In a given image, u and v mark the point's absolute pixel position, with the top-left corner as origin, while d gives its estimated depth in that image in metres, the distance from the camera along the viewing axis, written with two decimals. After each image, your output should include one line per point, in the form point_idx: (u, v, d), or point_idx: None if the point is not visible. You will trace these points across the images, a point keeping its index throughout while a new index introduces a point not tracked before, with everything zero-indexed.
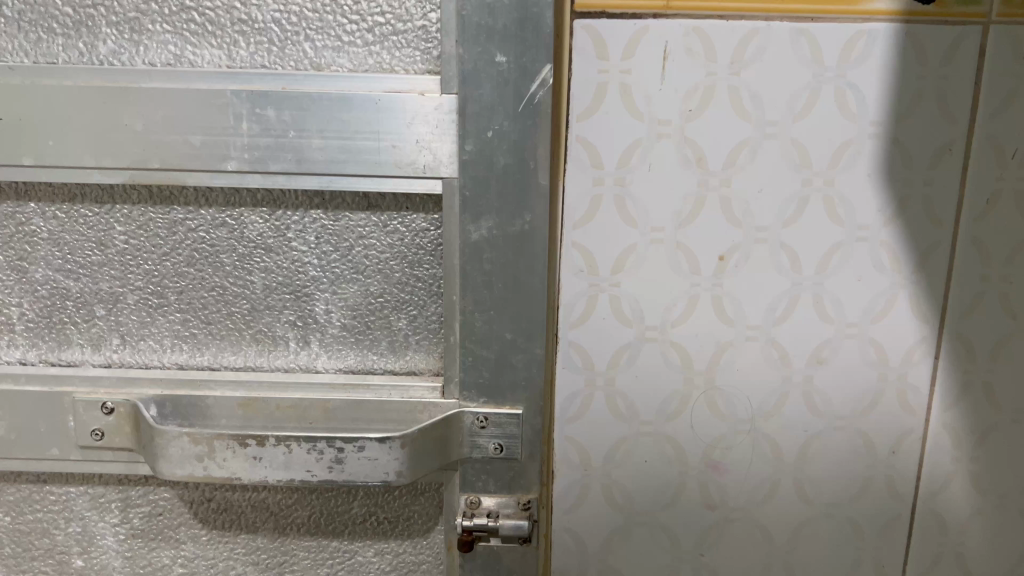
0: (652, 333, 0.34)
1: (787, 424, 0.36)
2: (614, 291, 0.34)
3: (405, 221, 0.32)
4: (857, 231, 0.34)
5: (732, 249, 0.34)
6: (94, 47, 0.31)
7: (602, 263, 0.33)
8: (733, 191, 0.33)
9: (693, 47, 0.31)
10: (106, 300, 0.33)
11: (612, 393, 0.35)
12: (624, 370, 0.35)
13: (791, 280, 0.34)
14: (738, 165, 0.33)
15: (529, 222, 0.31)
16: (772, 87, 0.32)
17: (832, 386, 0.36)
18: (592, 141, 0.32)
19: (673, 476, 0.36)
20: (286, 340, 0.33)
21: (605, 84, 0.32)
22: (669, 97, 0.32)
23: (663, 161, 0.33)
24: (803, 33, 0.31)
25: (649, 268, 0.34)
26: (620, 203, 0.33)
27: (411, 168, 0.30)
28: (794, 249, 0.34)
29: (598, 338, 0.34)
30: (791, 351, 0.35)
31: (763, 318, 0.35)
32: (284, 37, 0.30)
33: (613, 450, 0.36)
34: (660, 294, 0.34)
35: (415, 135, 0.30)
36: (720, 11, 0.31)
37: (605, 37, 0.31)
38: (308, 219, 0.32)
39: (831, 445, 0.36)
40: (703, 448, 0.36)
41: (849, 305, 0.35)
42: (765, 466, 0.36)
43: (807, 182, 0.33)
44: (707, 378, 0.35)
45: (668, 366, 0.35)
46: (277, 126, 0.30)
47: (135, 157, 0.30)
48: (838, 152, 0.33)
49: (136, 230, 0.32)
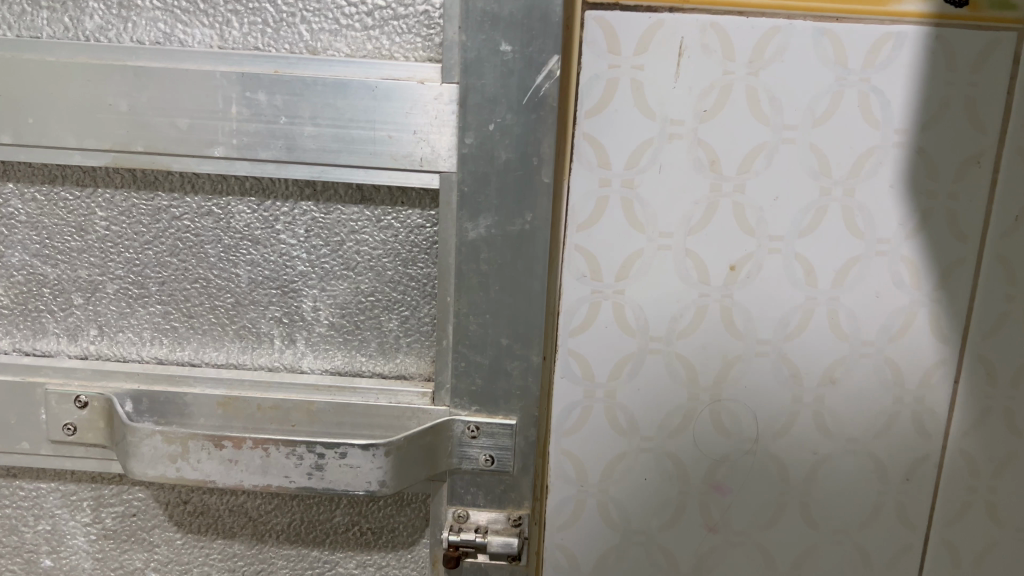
0: (657, 345, 0.33)
1: (796, 446, 0.34)
2: (618, 299, 0.32)
3: (400, 218, 0.30)
4: (876, 244, 0.32)
5: (744, 259, 0.32)
6: (80, 23, 0.29)
7: (606, 268, 0.32)
8: (747, 197, 0.31)
9: (709, 44, 0.30)
10: (84, 288, 0.32)
11: (612, 406, 0.33)
12: (625, 383, 0.33)
13: (805, 293, 0.32)
14: (753, 171, 0.31)
15: (529, 222, 0.29)
16: (792, 89, 0.30)
17: (844, 407, 0.34)
18: (600, 139, 0.30)
19: (673, 495, 0.34)
20: (271, 337, 0.32)
21: (616, 79, 0.30)
22: (682, 96, 0.30)
23: (674, 164, 0.31)
24: (826, 33, 0.30)
25: (655, 275, 0.32)
26: (627, 206, 0.31)
27: (407, 160, 0.29)
28: (808, 261, 0.32)
29: (600, 348, 0.33)
30: (802, 368, 0.33)
31: (774, 332, 0.33)
32: (279, 19, 0.29)
33: (610, 465, 0.34)
34: (666, 303, 0.32)
35: (412, 126, 0.28)
36: (739, 8, 0.29)
37: (618, 31, 0.29)
38: (298, 211, 0.30)
39: (842, 469, 0.34)
40: (706, 467, 0.34)
41: (865, 321, 0.33)
42: (770, 488, 0.34)
43: (825, 191, 0.31)
44: (713, 393, 0.33)
45: (672, 380, 0.33)
46: (268, 111, 0.28)
47: (118, 139, 0.29)
48: (859, 160, 0.31)
49: (117, 216, 0.31)
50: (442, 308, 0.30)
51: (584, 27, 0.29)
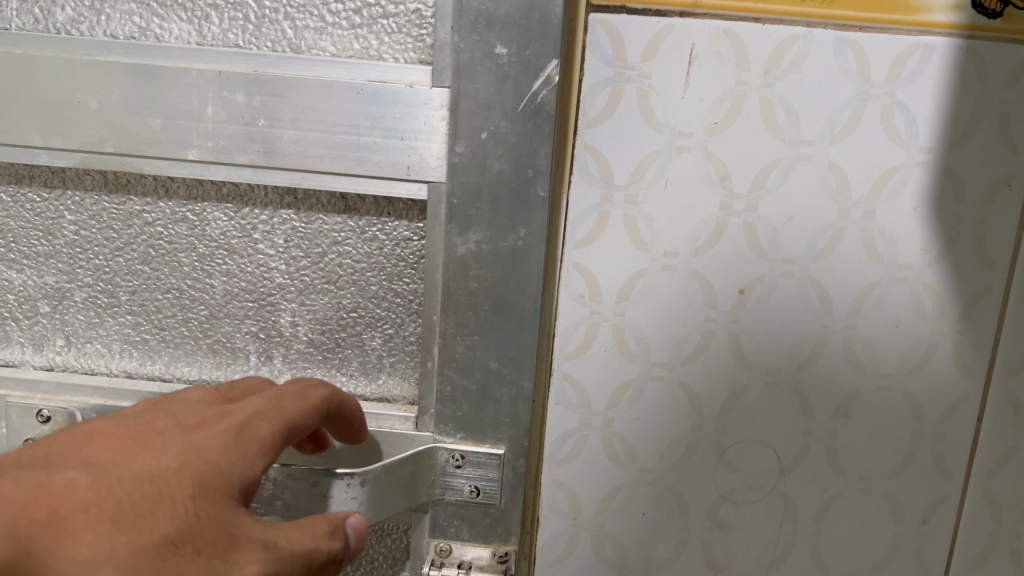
0: (659, 371, 0.31)
1: (807, 482, 0.32)
2: (618, 322, 0.30)
3: (384, 229, 0.28)
4: (897, 269, 0.30)
5: (754, 282, 0.30)
6: (51, 14, 0.28)
7: (606, 289, 0.30)
8: (759, 217, 0.29)
9: (722, 51, 0.28)
10: (51, 296, 0.30)
11: (610, 435, 0.31)
12: (624, 411, 0.31)
13: (818, 320, 0.30)
14: (765, 190, 0.29)
15: (523, 238, 0.27)
16: (810, 102, 0.28)
17: (858, 444, 0.31)
18: (603, 151, 0.28)
19: (673, 532, 0.32)
20: (248, 352, 0.30)
21: (620, 88, 0.28)
22: (692, 107, 0.28)
23: (681, 179, 0.29)
24: (849, 43, 0.28)
25: (658, 297, 0.30)
26: (630, 223, 0.29)
27: (393, 168, 0.27)
28: (823, 286, 0.30)
29: (598, 373, 0.30)
30: (814, 399, 0.31)
31: (785, 361, 0.31)
32: (261, 14, 0.27)
33: (607, 499, 0.32)
34: (670, 328, 0.30)
35: (399, 132, 0.26)
36: (755, 14, 0.27)
37: (624, 35, 0.27)
38: (277, 219, 0.29)
39: (855, 509, 0.32)
40: (709, 503, 0.32)
41: (882, 351, 0.31)
42: (776, 528, 0.32)
43: (843, 212, 0.29)
44: (718, 425, 0.31)
45: (673, 409, 0.31)
46: (245, 113, 0.26)
47: (87, 138, 0.27)
48: (882, 180, 0.29)
49: (87, 220, 0.29)
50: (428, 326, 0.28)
51: (588, 31, 0.27)
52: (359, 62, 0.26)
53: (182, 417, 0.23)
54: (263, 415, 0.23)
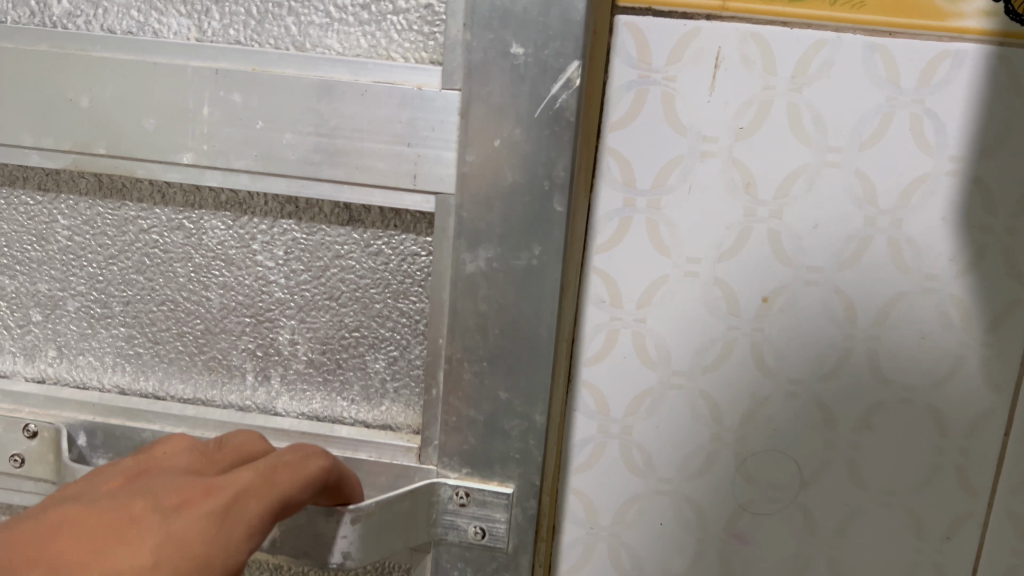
0: (679, 380, 0.29)
1: (828, 500, 0.30)
2: (639, 328, 0.28)
3: (392, 243, 0.27)
4: (924, 280, 0.28)
5: (778, 290, 0.28)
6: (47, 7, 0.26)
7: (626, 294, 0.28)
8: (784, 223, 0.27)
9: (749, 55, 0.26)
10: (44, 304, 0.29)
11: (628, 443, 0.29)
12: (643, 419, 0.29)
13: (842, 332, 0.28)
14: (790, 197, 0.27)
15: (538, 257, 0.25)
16: (840, 107, 0.26)
17: (881, 456, 0.29)
18: (625, 154, 0.27)
19: (689, 542, 0.30)
20: (245, 370, 0.28)
21: (645, 90, 0.26)
22: (716, 111, 0.26)
23: (704, 185, 0.27)
24: (877, 49, 0.26)
25: (678, 307, 0.28)
26: (652, 227, 0.27)
27: (401, 178, 0.25)
28: (848, 296, 0.28)
29: (617, 380, 0.29)
30: (836, 411, 0.29)
31: (807, 372, 0.29)
32: (263, 10, 0.26)
33: (621, 509, 0.30)
34: (688, 337, 0.28)
35: (407, 139, 0.25)
36: (784, 17, 0.25)
37: (650, 38, 0.26)
38: (276, 230, 0.27)
39: (875, 524, 0.30)
40: (727, 513, 0.30)
41: (908, 367, 0.28)
42: (794, 540, 0.30)
43: (870, 221, 0.27)
44: (739, 436, 0.29)
45: (694, 419, 0.29)
46: (243, 114, 0.25)
47: (78, 139, 0.26)
48: (908, 188, 0.27)
49: (80, 224, 0.28)
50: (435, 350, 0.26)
51: (613, 33, 0.26)
52: (366, 62, 0.25)
53: (162, 497, 0.21)
54: (255, 493, 0.21)
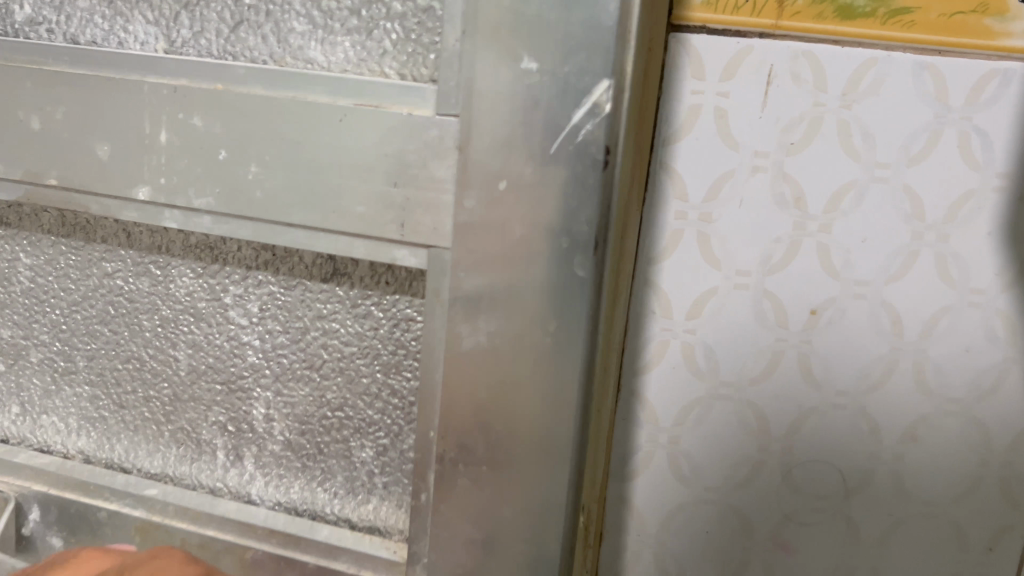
0: (727, 390, 0.33)
1: (874, 504, 0.34)
2: (688, 340, 0.33)
3: (384, 303, 0.28)
4: (968, 294, 0.31)
5: (827, 303, 0.32)
6: (11, 12, 0.29)
7: (687, 303, 0.33)
8: (834, 239, 0.31)
9: (800, 72, 0.30)
10: (89, 336, 0.33)
11: (675, 453, 0.34)
12: (690, 428, 0.34)
13: (890, 344, 0.32)
14: (841, 210, 0.31)
15: (559, 316, 0.25)
16: (886, 122, 0.30)
17: (923, 469, 0.33)
18: (681, 171, 0.31)
19: (738, 549, 0.35)
20: (250, 411, 0.31)
21: (698, 105, 0.30)
22: (766, 125, 0.30)
23: (756, 199, 0.31)
24: (927, 66, 0.29)
25: (734, 317, 0.33)
26: (703, 242, 0.32)
27: (414, 226, 0.26)
28: (896, 310, 0.32)
29: (710, 346, 0.33)
30: (882, 421, 0.33)
31: (853, 382, 0.33)
32: (235, 18, 0.27)
33: (696, 473, 0.34)
34: (745, 340, 0.33)
35: (423, 182, 0.25)
36: (835, 36, 0.29)
37: (704, 54, 0.30)
38: (252, 281, 0.30)
39: (913, 531, 0.34)
40: (780, 511, 0.34)
41: (951, 375, 0.32)
42: (836, 549, 0.34)
43: (916, 236, 0.31)
44: (786, 444, 0.34)
45: (743, 427, 0.34)
46: (203, 137, 0.27)
47: (36, 160, 0.29)
48: (953, 207, 0.30)
49: (125, 273, 0.32)
50: (447, 404, 0.27)
51: (670, 49, 0.30)
52: (361, 84, 0.25)
53: None
54: None
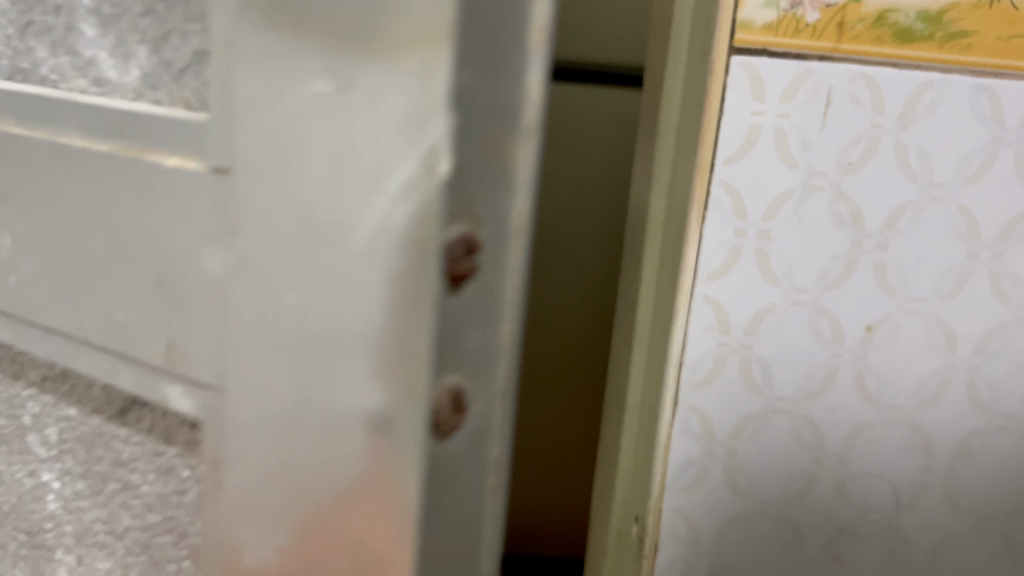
0: (783, 403, 0.37)
1: (923, 520, 0.38)
2: (744, 354, 0.36)
3: (184, 443, 0.24)
4: (1015, 313, 0.36)
5: (882, 320, 0.36)
6: None
7: (737, 323, 0.36)
8: (888, 258, 0.35)
9: (859, 94, 0.33)
10: None
11: (732, 466, 0.38)
12: (747, 441, 0.38)
13: (945, 360, 0.36)
14: (896, 229, 0.35)
15: (351, 533, 0.18)
16: (941, 148, 0.34)
17: (977, 481, 0.38)
18: (736, 188, 0.34)
19: (794, 555, 0.39)
20: (55, 557, 0.30)
21: (758, 125, 0.34)
22: (827, 148, 0.34)
23: (812, 218, 0.35)
24: (984, 91, 0.33)
25: (785, 331, 0.36)
26: (760, 255, 0.35)
27: (177, 366, 0.21)
28: (948, 326, 0.36)
29: (779, 359, 0.37)
30: (936, 434, 0.37)
31: (911, 396, 0.37)
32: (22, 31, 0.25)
33: (749, 483, 0.38)
34: (803, 351, 0.36)
35: (195, 295, 0.20)
36: (894, 58, 0.33)
37: (765, 76, 0.33)
38: (61, 384, 0.29)
39: (962, 537, 0.38)
40: (836, 524, 0.39)
41: (997, 379, 0.37)
42: (896, 559, 0.39)
43: (969, 256, 0.35)
44: (845, 452, 0.38)
45: (798, 442, 0.38)
46: None
47: None
48: (1006, 228, 0.35)
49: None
50: None
51: (729, 70, 0.33)
52: (106, 114, 0.22)
53: None
54: None
